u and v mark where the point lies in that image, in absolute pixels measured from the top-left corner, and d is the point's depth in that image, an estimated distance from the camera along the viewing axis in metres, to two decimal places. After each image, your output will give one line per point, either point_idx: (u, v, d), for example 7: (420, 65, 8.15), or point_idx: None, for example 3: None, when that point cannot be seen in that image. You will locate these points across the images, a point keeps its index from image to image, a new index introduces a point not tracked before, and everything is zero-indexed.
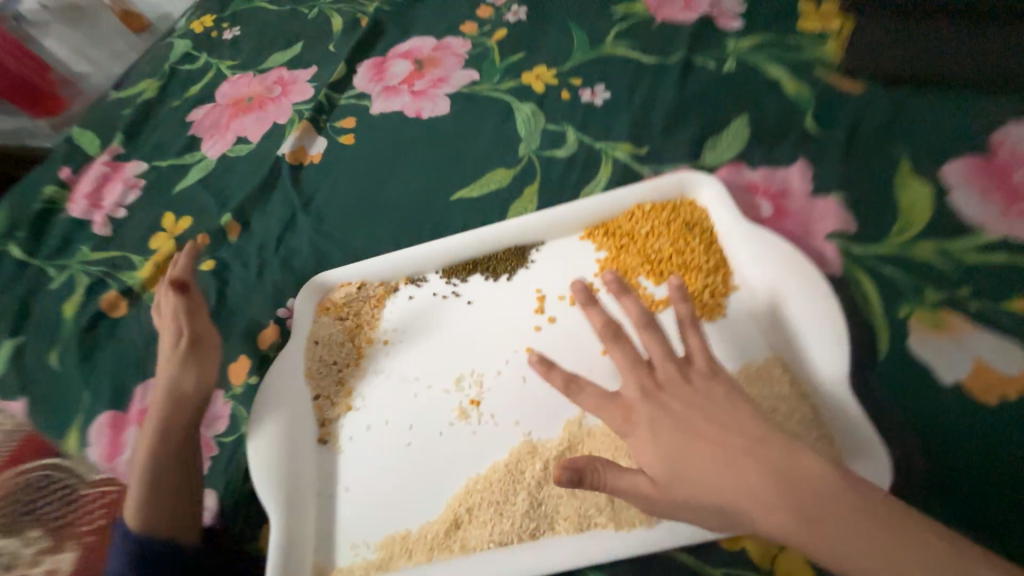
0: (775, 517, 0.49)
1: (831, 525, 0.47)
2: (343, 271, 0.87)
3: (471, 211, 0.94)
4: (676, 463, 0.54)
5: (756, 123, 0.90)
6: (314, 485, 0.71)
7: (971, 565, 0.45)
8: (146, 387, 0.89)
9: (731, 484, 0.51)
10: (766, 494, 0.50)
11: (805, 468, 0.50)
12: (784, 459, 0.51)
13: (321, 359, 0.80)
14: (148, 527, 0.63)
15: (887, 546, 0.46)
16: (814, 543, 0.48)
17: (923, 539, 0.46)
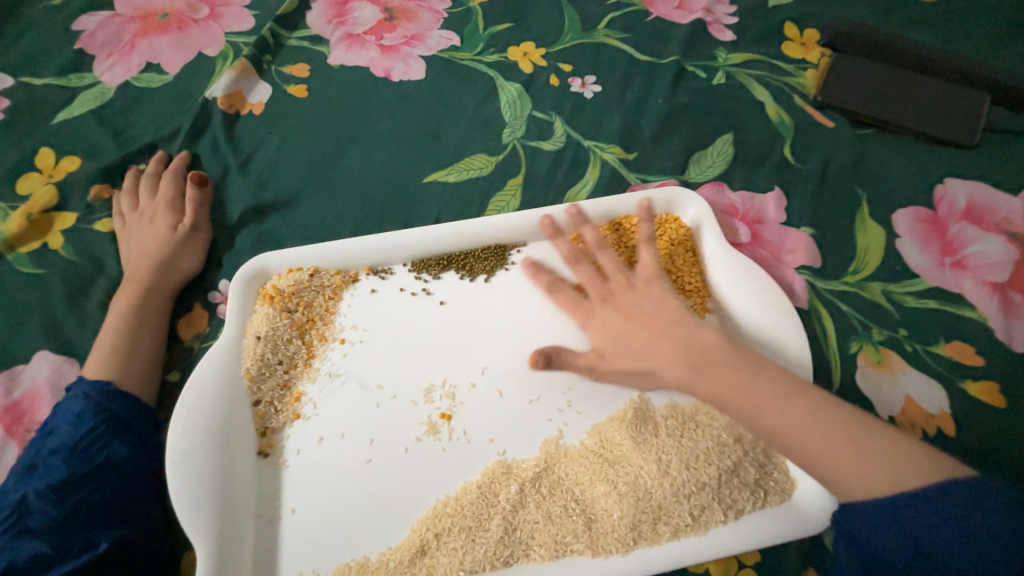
0: (682, 371, 0.61)
1: (720, 371, 0.59)
2: (292, 255, 0.75)
3: (446, 199, 0.85)
4: (618, 344, 0.66)
5: (739, 144, 0.90)
6: (252, 507, 0.61)
7: (818, 410, 0.55)
8: (16, 377, 0.71)
9: (653, 358, 0.63)
10: (677, 357, 0.62)
11: (707, 346, 0.62)
12: (694, 341, 0.63)
13: (261, 358, 0.68)
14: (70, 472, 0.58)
15: (752, 385, 0.58)
16: (699, 381, 0.60)
17: (791, 387, 0.58)
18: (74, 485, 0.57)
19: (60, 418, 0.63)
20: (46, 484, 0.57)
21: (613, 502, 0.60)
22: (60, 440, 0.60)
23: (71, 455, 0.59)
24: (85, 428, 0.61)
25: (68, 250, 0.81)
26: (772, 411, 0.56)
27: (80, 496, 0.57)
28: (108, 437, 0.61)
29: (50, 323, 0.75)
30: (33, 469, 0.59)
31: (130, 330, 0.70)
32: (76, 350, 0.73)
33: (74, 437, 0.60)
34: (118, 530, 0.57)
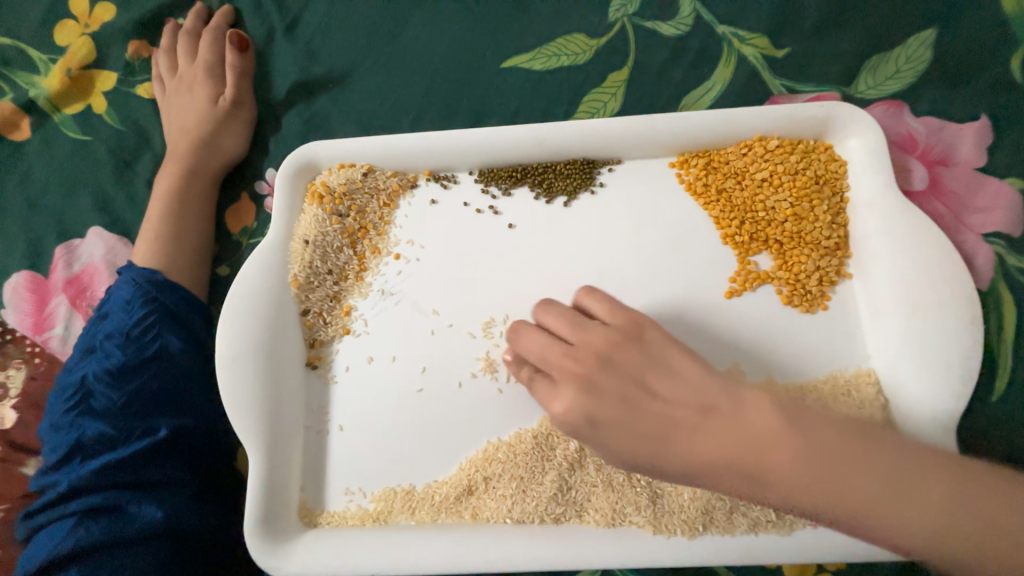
0: (728, 477, 0.39)
1: (788, 462, 0.38)
2: (344, 148, 0.64)
3: (526, 94, 0.68)
4: (636, 441, 0.42)
5: (943, 47, 0.64)
6: (301, 419, 0.60)
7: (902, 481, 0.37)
8: (74, 252, 0.69)
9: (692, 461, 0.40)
10: (728, 466, 0.39)
11: (755, 429, 0.39)
12: (738, 412, 0.40)
13: (310, 265, 0.61)
14: (126, 360, 0.57)
15: (823, 470, 0.37)
16: (759, 488, 0.39)
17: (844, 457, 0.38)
18: (130, 372, 0.57)
19: (112, 303, 0.61)
20: (104, 368, 0.57)
21: (686, 481, 0.52)
22: (114, 327, 0.59)
23: (124, 342, 0.58)
24: (136, 317, 0.59)
25: (111, 116, 0.74)
26: (857, 500, 0.37)
27: (137, 384, 0.57)
28: (159, 328, 0.59)
29: (101, 197, 0.71)
30: (93, 353, 0.58)
31: (179, 216, 0.65)
32: (128, 229, 0.69)
33: (127, 324, 0.59)
34: (177, 419, 0.57)
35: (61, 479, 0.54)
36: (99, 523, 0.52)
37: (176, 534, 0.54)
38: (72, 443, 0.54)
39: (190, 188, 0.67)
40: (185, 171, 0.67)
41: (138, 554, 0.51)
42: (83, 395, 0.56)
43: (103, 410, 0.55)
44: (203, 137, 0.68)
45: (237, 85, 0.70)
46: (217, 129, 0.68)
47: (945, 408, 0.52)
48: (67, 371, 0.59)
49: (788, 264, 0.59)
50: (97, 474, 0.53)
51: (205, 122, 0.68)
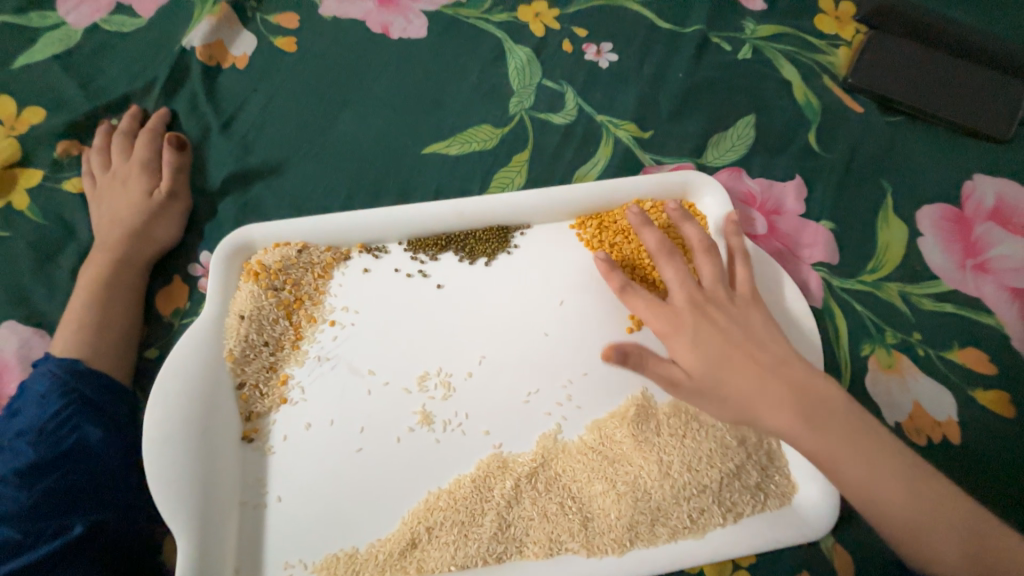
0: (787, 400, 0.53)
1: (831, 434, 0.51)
2: (280, 228, 0.70)
3: (446, 173, 0.79)
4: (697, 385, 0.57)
5: (763, 127, 0.84)
6: (237, 496, 0.59)
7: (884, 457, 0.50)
8: None
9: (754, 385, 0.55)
10: (780, 401, 0.53)
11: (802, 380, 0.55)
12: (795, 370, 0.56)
13: (245, 338, 0.64)
14: (36, 458, 0.54)
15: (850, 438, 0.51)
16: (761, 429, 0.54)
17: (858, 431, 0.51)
18: (41, 470, 0.54)
19: (22, 399, 0.58)
20: (12, 467, 0.54)
21: (611, 501, 0.58)
22: (23, 426, 0.56)
23: (38, 437, 0.55)
24: (52, 410, 0.57)
25: (32, 211, 0.75)
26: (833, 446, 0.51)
27: (50, 483, 0.54)
28: (78, 419, 0.58)
29: (15, 291, 0.69)
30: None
31: (105, 303, 0.66)
32: (45, 320, 0.68)
33: (41, 419, 0.57)
34: (95, 513, 0.55)
35: None
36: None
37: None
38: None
39: (119, 274, 0.68)
40: (114, 258, 0.69)
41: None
42: None
43: (7, 518, 0.52)
44: (135, 226, 0.71)
45: (171, 177, 0.75)
46: (150, 218, 0.72)
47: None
48: None
49: None
50: None
51: (137, 212, 0.71)
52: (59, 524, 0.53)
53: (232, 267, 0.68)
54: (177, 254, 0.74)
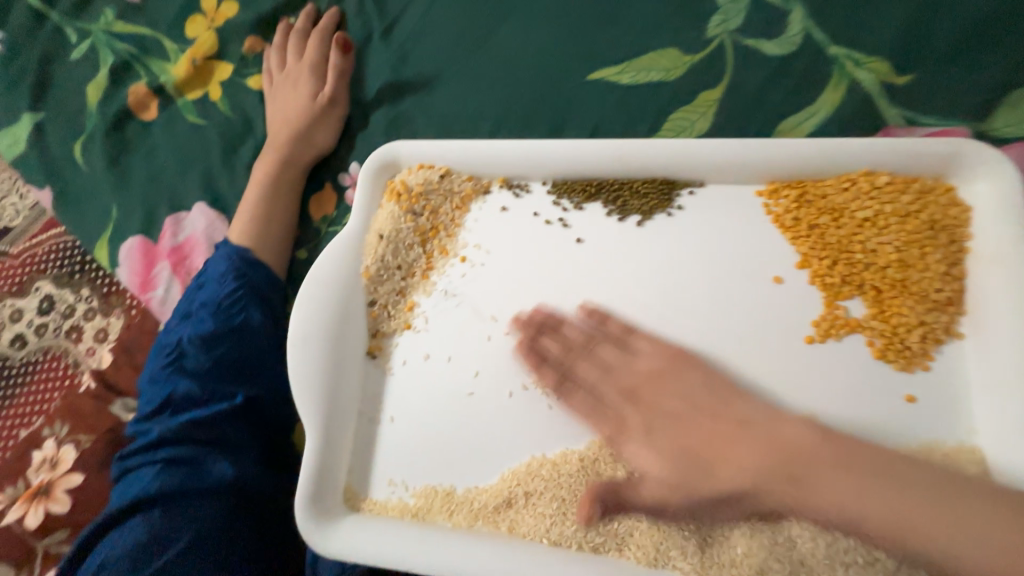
0: (787, 483, 0.48)
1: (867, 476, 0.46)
2: (427, 150, 0.67)
3: (611, 107, 0.66)
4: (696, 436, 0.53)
5: None
6: (356, 408, 0.62)
7: (957, 488, 0.44)
8: (177, 223, 0.77)
9: (741, 468, 0.50)
10: (790, 451, 0.48)
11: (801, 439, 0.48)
12: (788, 433, 0.49)
13: (382, 258, 0.64)
14: (213, 329, 0.62)
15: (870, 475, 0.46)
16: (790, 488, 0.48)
17: (886, 469, 0.46)
18: (215, 341, 0.62)
19: (206, 275, 0.66)
20: (197, 331, 0.62)
21: (740, 534, 0.49)
22: (205, 299, 0.64)
23: (213, 311, 0.63)
24: (226, 290, 0.64)
25: (224, 103, 0.81)
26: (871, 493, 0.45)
27: (221, 353, 0.61)
28: (245, 302, 0.64)
29: (206, 176, 0.78)
30: (185, 320, 0.64)
31: (270, 200, 0.70)
32: (226, 207, 0.76)
33: (218, 296, 0.64)
34: (250, 387, 0.62)
35: (147, 433, 0.59)
36: (179, 472, 0.56)
37: (241, 494, 0.57)
38: (163, 396, 0.60)
39: (283, 174, 0.72)
40: (280, 158, 0.72)
41: (207, 507, 0.55)
42: (173, 359, 0.61)
43: (189, 374, 0.60)
44: (299, 129, 0.73)
45: (334, 82, 0.74)
46: (312, 122, 0.73)
47: None
48: (162, 335, 0.65)
49: (885, 313, 0.53)
50: (181, 434, 0.58)
51: (301, 114, 0.73)
52: (226, 388, 0.61)
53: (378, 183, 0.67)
54: (331, 162, 0.75)
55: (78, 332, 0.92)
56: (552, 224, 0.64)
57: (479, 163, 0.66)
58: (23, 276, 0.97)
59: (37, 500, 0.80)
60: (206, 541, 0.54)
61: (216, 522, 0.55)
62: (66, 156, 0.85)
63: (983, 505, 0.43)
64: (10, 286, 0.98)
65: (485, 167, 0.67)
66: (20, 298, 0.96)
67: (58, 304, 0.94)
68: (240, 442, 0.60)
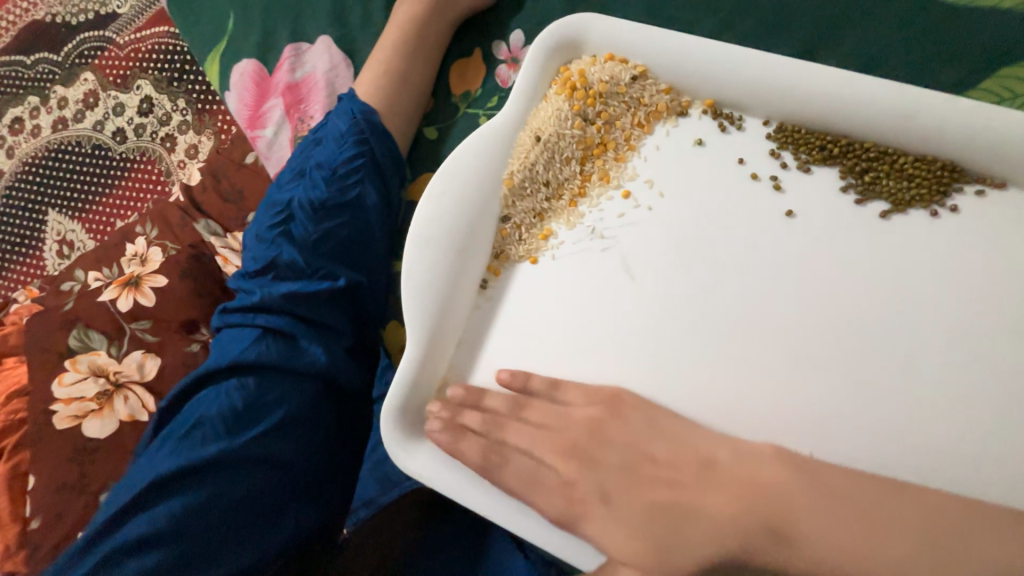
0: (751, 539, 0.37)
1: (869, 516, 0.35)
2: (626, 36, 0.50)
3: (908, 33, 0.46)
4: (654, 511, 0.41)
5: None
6: (460, 329, 0.55)
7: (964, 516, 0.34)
8: (295, 53, 0.65)
9: (705, 522, 0.39)
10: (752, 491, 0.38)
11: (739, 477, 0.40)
12: (739, 472, 0.40)
13: (532, 166, 0.52)
14: (327, 198, 0.54)
15: (832, 510, 0.36)
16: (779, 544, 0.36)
17: (865, 508, 0.35)
18: (328, 212, 0.54)
19: (325, 131, 0.57)
20: (310, 196, 0.54)
21: None
22: (322, 158, 0.55)
23: (329, 176, 0.54)
24: (346, 154, 0.55)
25: None
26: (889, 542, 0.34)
27: (330, 227, 0.54)
28: (364, 175, 0.55)
29: (337, 2, 0.64)
30: (297, 177, 0.56)
31: (412, 54, 0.57)
32: (354, 48, 0.64)
33: (336, 158, 0.55)
34: (353, 272, 0.55)
35: (248, 292, 0.55)
36: (278, 344, 0.53)
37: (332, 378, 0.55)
38: (267, 259, 0.54)
39: (431, 24, 0.58)
40: (431, 0, 0.57)
41: (299, 387, 0.53)
42: (282, 219, 0.55)
43: (295, 241, 0.54)
44: None
45: None
46: None
47: None
48: (273, 186, 0.58)
49: None
50: (281, 303, 0.53)
51: None
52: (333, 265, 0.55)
53: (549, 67, 0.52)
54: (488, 21, 0.59)
55: (172, 141, 0.90)
56: (759, 182, 0.48)
57: (689, 72, 0.49)
58: (127, 65, 0.93)
59: (126, 288, 0.68)
60: (296, 420, 0.52)
61: (305, 404, 0.53)
62: None
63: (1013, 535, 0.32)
64: (112, 72, 0.93)
65: (696, 79, 0.49)
66: (122, 89, 0.93)
67: (156, 108, 0.91)
68: (338, 326, 0.56)
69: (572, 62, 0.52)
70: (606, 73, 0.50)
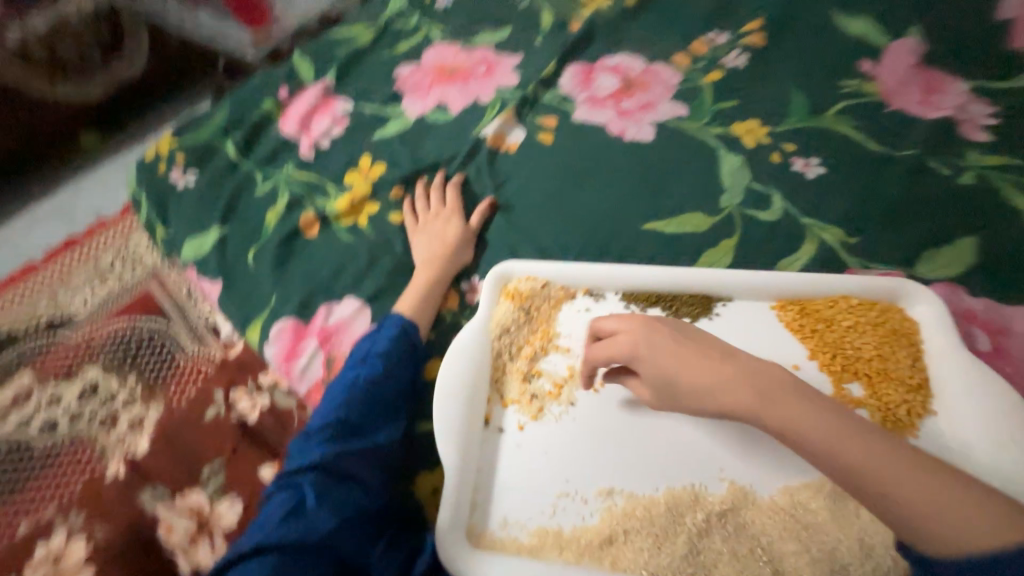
0: (740, 408, 0.61)
1: (788, 401, 0.59)
2: (532, 266, 0.93)
3: (660, 246, 0.97)
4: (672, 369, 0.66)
5: (983, 248, 0.86)
6: (478, 460, 0.76)
7: (895, 449, 0.55)
8: (327, 310, 1.01)
9: (707, 396, 0.64)
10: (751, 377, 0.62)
11: (757, 375, 0.61)
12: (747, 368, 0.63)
13: (502, 341, 0.86)
14: (382, 375, 0.85)
15: (802, 412, 0.58)
16: (757, 414, 0.60)
17: (830, 410, 0.58)
18: (382, 383, 0.85)
19: (381, 336, 0.88)
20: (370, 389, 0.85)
21: (803, 563, 0.62)
22: (378, 355, 0.86)
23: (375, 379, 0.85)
24: (393, 350, 0.87)
25: (366, 229, 1.11)
26: (809, 430, 0.57)
27: (383, 393, 0.85)
28: (404, 358, 0.87)
29: (354, 279, 1.04)
30: (361, 364, 0.86)
31: (411, 294, 0.94)
32: (368, 302, 1.01)
33: (388, 352, 0.86)
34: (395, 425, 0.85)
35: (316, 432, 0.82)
36: (324, 481, 0.77)
37: (351, 529, 0.76)
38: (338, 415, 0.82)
39: (423, 278, 0.97)
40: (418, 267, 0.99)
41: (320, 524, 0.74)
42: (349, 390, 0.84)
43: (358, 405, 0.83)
44: (436, 248, 1.01)
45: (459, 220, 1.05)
46: (444, 243, 1.01)
47: None
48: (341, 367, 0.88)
49: (879, 394, 0.74)
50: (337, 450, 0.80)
51: (436, 239, 1.02)
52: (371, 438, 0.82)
53: (495, 287, 0.92)
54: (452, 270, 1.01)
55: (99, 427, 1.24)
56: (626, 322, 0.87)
57: (570, 277, 0.92)
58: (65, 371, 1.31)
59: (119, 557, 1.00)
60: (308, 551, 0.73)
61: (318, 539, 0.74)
62: (240, 258, 1.12)
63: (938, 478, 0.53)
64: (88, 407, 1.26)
65: (575, 279, 0.91)
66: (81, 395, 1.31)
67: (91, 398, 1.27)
68: (371, 473, 0.80)
69: (506, 283, 0.92)
70: (528, 285, 0.91)
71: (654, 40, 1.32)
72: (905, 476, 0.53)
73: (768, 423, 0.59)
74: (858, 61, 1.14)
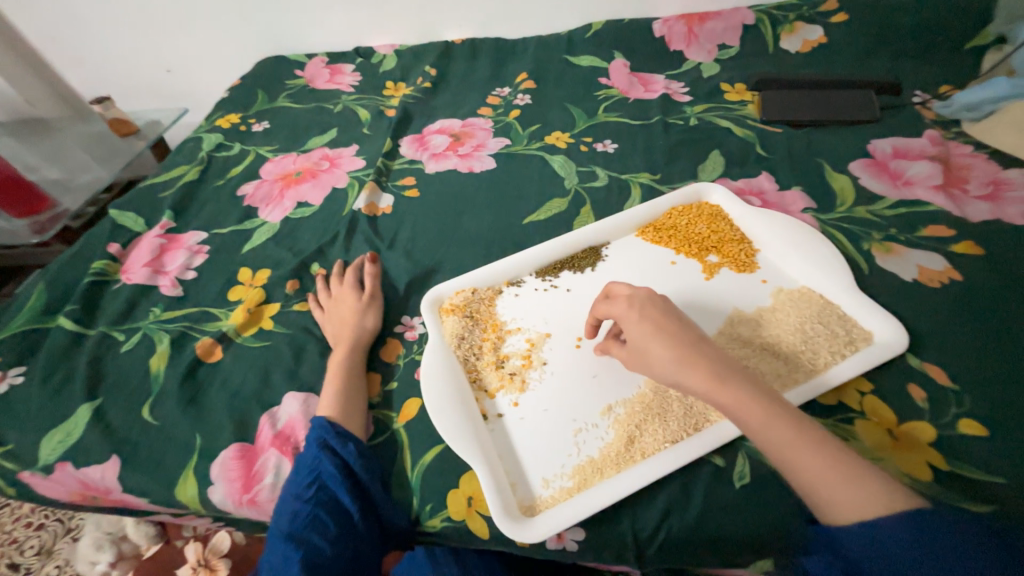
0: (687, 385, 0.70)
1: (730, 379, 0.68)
2: (456, 282, 1.04)
3: (543, 230, 1.18)
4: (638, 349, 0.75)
5: (725, 153, 1.30)
6: (495, 448, 0.80)
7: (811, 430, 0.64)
8: (271, 417, 0.91)
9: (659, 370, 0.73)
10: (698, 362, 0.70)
11: (710, 365, 0.69)
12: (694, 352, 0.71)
13: (462, 347, 0.93)
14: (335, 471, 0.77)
15: (739, 394, 0.66)
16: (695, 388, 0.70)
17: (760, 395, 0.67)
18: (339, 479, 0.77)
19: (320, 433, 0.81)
20: (326, 479, 0.77)
21: None
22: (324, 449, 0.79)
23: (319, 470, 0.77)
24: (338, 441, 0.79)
25: (277, 327, 1.07)
26: (741, 404, 0.66)
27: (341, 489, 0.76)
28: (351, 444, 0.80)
29: (285, 374, 0.98)
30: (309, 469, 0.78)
31: (356, 354, 0.94)
32: (311, 386, 0.96)
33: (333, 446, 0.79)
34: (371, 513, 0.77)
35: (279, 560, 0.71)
36: None
37: None
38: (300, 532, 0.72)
39: (358, 336, 0.97)
40: (350, 330, 0.99)
41: None
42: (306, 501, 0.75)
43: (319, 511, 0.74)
44: (358, 307, 1.02)
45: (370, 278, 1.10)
46: (364, 301, 1.04)
47: (834, 288, 0.94)
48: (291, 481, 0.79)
49: (725, 253, 1.05)
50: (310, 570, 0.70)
51: (355, 300, 1.04)
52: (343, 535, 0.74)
53: (434, 312, 1.00)
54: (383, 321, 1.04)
55: None
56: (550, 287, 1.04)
57: (492, 276, 1.05)
58: None
59: None
60: None
61: None
62: (133, 422, 0.95)
63: (861, 471, 0.60)
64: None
65: (496, 277, 1.06)
66: None
67: None
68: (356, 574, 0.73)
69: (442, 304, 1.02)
70: (460, 297, 1.02)
71: (460, 104, 1.64)
72: (819, 452, 0.62)
73: (714, 394, 0.68)
74: (597, 80, 1.62)
